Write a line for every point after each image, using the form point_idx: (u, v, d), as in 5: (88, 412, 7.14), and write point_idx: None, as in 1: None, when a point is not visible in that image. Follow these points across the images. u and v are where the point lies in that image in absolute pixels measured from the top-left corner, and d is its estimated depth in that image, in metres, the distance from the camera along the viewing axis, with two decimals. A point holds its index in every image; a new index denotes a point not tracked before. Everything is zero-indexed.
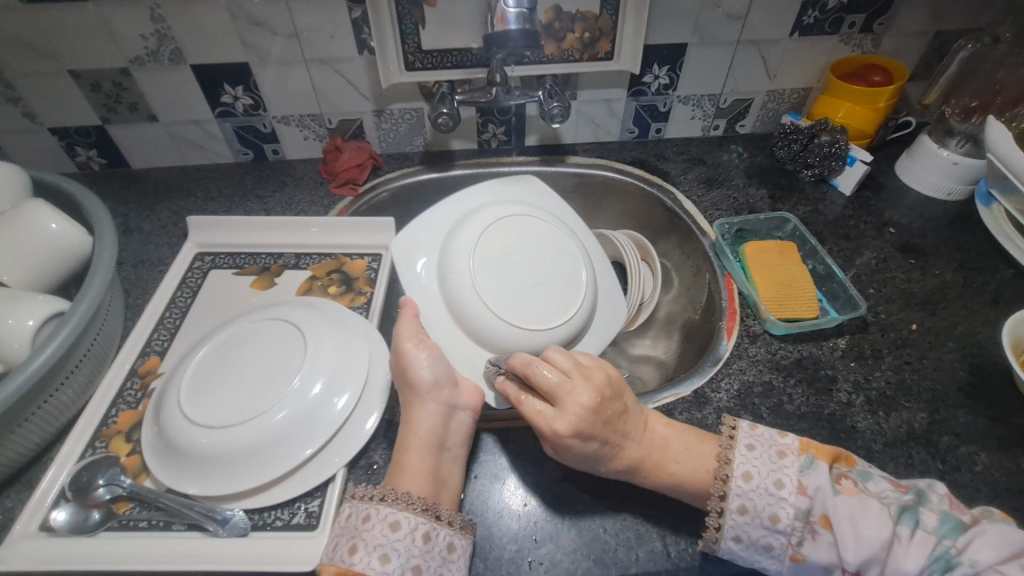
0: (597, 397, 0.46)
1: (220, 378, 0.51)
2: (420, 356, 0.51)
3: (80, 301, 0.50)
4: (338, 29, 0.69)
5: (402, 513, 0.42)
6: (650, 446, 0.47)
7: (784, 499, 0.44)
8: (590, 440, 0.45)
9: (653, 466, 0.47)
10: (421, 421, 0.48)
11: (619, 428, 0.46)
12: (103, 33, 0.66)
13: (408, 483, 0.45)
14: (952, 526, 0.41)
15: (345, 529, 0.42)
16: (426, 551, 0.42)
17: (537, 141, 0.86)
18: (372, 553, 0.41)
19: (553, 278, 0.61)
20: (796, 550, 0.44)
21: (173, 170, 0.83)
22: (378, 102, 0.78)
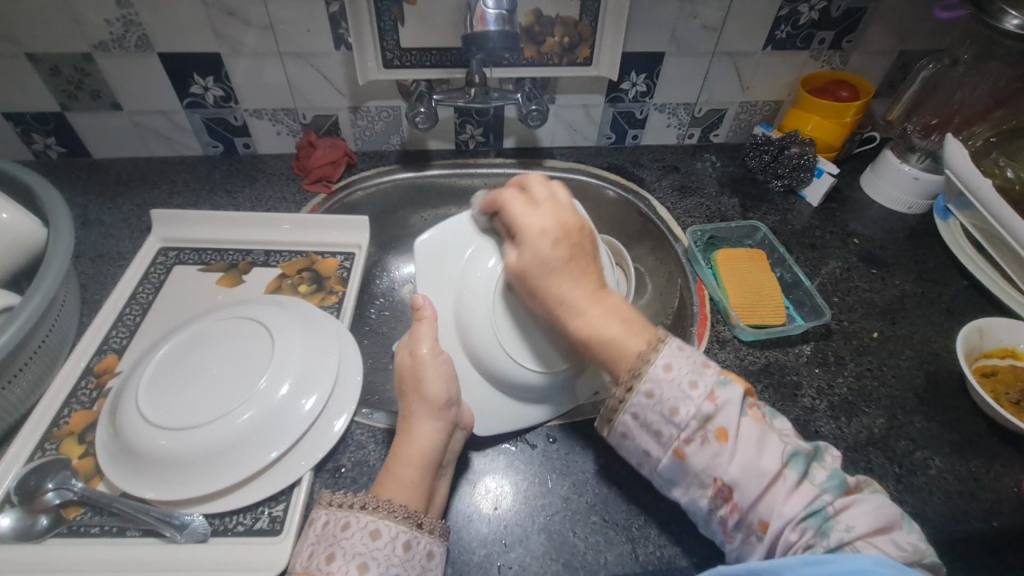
0: (540, 216, 0.52)
1: (182, 377, 0.50)
2: (429, 367, 0.50)
3: (33, 293, 0.48)
4: (313, 24, 0.68)
5: (389, 522, 0.41)
6: (592, 314, 0.48)
7: (692, 398, 0.43)
8: (556, 242, 0.50)
9: (586, 314, 0.48)
10: (425, 434, 0.47)
11: (585, 282, 0.50)
12: (64, 17, 0.64)
13: (398, 492, 0.44)
14: (838, 482, 0.41)
15: (321, 538, 0.41)
16: (406, 559, 0.41)
17: (515, 144, 0.86)
18: (351, 561, 0.39)
19: None
20: (681, 445, 0.43)
21: (137, 161, 0.80)
22: (354, 99, 0.76)
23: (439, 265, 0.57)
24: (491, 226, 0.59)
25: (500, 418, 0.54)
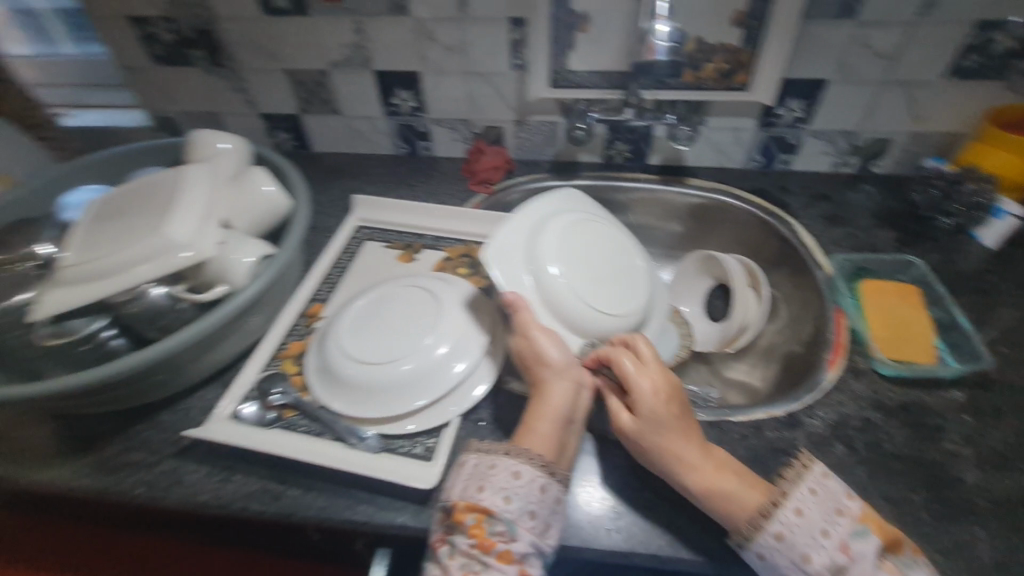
0: (656, 378, 0.53)
1: (373, 324, 0.63)
2: (543, 341, 0.58)
3: (283, 249, 0.64)
4: (498, 48, 0.80)
5: (529, 465, 0.49)
6: (707, 473, 0.49)
7: (825, 547, 0.44)
8: (664, 409, 0.52)
9: (702, 483, 0.49)
10: (560, 395, 0.55)
11: (690, 443, 0.51)
12: (317, 41, 0.83)
13: (536, 443, 0.51)
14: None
15: (472, 475, 0.49)
16: (541, 500, 0.48)
17: (660, 161, 0.91)
18: (497, 494, 0.47)
19: (621, 275, 0.68)
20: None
21: (343, 155, 0.99)
22: (520, 113, 0.87)
23: (507, 267, 0.63)
24: (536, 223, 0.67)
25: None
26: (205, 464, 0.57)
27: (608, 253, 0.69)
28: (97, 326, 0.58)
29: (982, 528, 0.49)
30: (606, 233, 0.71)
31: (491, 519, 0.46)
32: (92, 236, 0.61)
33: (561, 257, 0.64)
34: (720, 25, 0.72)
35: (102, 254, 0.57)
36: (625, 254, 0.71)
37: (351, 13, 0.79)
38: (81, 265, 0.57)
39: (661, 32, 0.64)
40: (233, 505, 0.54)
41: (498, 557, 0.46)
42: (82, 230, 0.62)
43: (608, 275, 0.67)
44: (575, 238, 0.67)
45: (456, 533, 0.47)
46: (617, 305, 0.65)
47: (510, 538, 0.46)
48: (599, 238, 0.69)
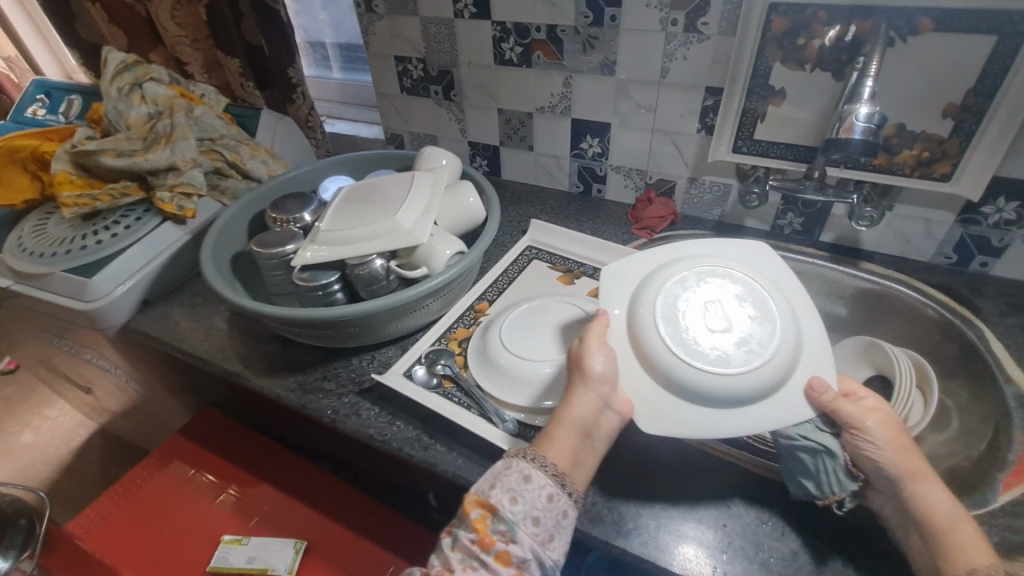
0: (874, 411, 0.54)
1: (530, 327, 0.72)
2: (596, 351, 0.57)
3: (474, 249, 0.76)
4: (688, 112, 0.88)
5: (538, 470, 0.51)
6: (941, 500, 0.49)
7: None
8: (886, 434, 0.53)
9: (925, 515, 0.49)
10: (584, 404, 0.55)
11: (921, 473, 0.51)
12: (531, 89, 0.99)
13: (551, 453, 0.53)
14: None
15: (493, 472, 0.53)
16: (547, 509, 0.50)
17: (832, 239, 0.90)
18: (506, 493, 0.50)
19: (758, 336, 0.57)
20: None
21: (525, 185, 1.14)
22: (695, 172, 0.93)
23: (616, 287, 0.64)
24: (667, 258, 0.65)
25: (667, 420, 0.56)
26: (377, 405, 0.70)
27: (754, 309, 0.59)
28: (331, 281, 0.73)
29: None
30: (764, 289, 0.60)
31: (495, 516, 0.49)
32: (341, 212, 0.77)
33: (661, 292, 0.60)
34: (928, 115, 0.72)
35: (353, 228, 0.73)
36: (782, 318, 0.58)
37: (565, 69, 0.94)
38: (337, 232, 0.73)
39: (863, 113, 0.66)
40: (391, 443, 0.65)
41: (496, 557, 0.48)
42: (336, 206, 0.78)
43: (727, 328, 0.58)
44: (700, 281, 0.61)
45: (461, 525, 0.51)
46: (709, 358, 0.56)
47: (510, 538, 0.48)
48: (747, 291, 0.60)
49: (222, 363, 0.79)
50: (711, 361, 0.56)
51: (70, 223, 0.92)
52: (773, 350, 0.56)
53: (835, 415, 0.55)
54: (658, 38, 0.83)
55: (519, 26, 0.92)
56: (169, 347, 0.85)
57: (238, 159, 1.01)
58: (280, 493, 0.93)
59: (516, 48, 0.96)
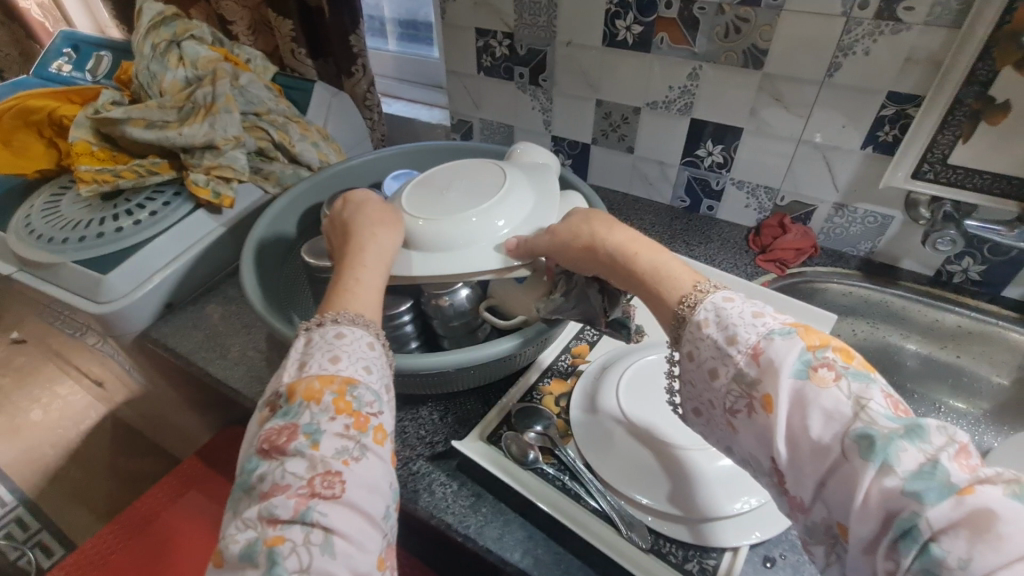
0: (609, 233, 0.50)
1: (651, 394, 0.57)
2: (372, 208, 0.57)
3: None
4: (856, 122, 0.69)
5: (354, 327, 0.44)
6: (642, 253, 0.48)
7: (733, 357, 0.39)
8: (607, 225, 0.51)
9: (645, 277, 0.47)
10: (388, 242, 0.53)
11: (633, 238, 0.49)
12: (643, 79, 0.81)
13: (364, 304, 0.47)
14: (935, 480, 0.30)
15: (314, 349, 0.43)
16: (388, 369, 0.46)
17: (1021, 296, 0.72)
18: (356, 364, 0.42)
19: (460, 196, 0.59)
20: (732, 418, 0.40)
21: (615, 193, 0.96)
22: (847, 197, 0.75)
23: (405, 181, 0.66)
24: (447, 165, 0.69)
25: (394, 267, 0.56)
26: (456, 481, 0.54)
27: (456, 170, 0.63)
28: (400, 311, 0.58)
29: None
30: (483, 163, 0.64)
31: (355, 391, 0.41)
32: (416, 200, 0.59)
33: (425, 177, 0.63)
34: None
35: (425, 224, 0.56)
36: (477, 174, 0.62)
37: (695, 56, 0.75)
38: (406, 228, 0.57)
39: None
40: (478, 541, 0.50)
41: (376, 435, 0.40)
42: (409, 189, 0.61)
43: (443, 189, 0.60)
44: (490, 186, 0.59)
45: (306, 410, 0.39)
46: (429, 213, 0.57)
47: (380, 408, 0.41)
48: (472, 165, 0.63)
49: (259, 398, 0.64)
50: (468, 257, 0.55)
51: (88, 203, 0.77)
52: (481, 201, 0.58)
53: (568, 237, 0.52)
54: (835, 26, 0.64)
55: None
56: (197, 367, 0.70)
57: (286, 139, 0.85)
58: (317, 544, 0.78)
59: (633, 26, 0.77)
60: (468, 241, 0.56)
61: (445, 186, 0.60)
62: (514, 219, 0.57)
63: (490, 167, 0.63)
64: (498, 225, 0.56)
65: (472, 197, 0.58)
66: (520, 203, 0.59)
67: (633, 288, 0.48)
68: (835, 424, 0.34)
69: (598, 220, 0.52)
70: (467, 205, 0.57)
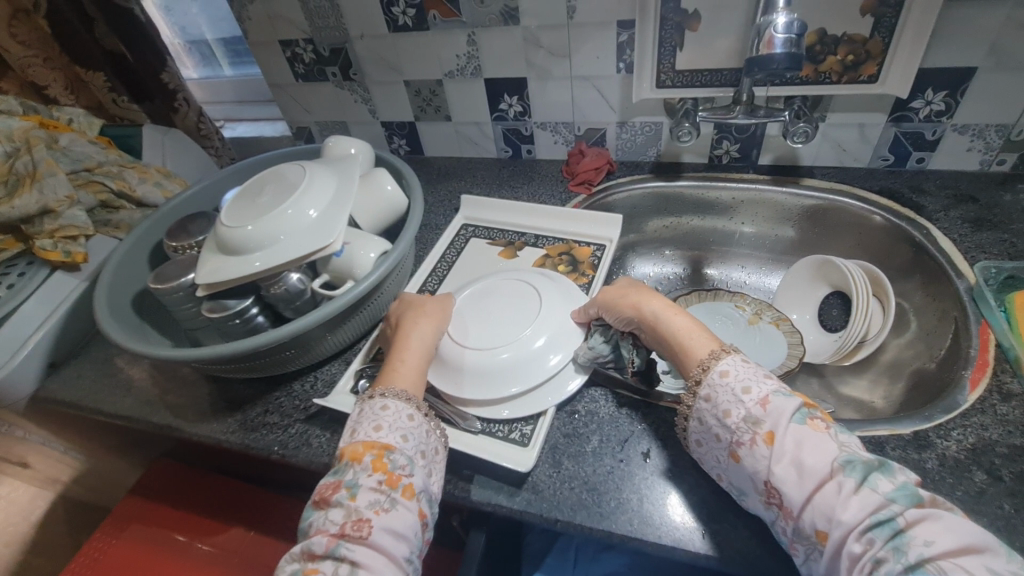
0: (637, 300, 0.61)
1: (476, 312, 0.67)
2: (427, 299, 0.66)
3: (404, 236, 0.70)
4: (604, 52, 0.81)
5: (396, 401, 0.53)
6: (688, 323, 0.57)
7: (745, 402, 0.48)
8: (674, 308, 0.58)
9: (679, 340, 0.56)
10: (427, 332, 0.62)
11: (670, 305, 0.59)
12: (434, 54, 0.91)
13: (403, 381, 0.56)
14: (908, 495, 0.40)
15: (364, 417, 0.53)
16: (428, 440, 0.53)
17: (771, 161, 0.87)
18: (395, 432, 0.51)
19: (274, 194, 0.68)
20: (737, 449, 0.48)
21: (450, 159, 1.06)
22: (623, 115, 0.88)
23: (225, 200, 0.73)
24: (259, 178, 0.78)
25: (237, 269, 0.64)
26: (328, 430, 0.64)
27: (264, 177, 0.72)
28: (247, 304, 0.67)
29: None
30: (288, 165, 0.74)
31: (391, 453, 0.49)
32: (236, 210, 0.68)
33: (239, 191, 0.71)
34: (848, 14, 0.68)
35: (243, 225, 0.65)
36: (283, 174, 0.71)
37: (466, 25, 0.85)
38: (229, 233, 0.65)
39: (780, 23, 0.61)
40: None
41: (403, 492, 0.48)
42: (228, 205, 0.69)
43: (257, 194, 0.69)
44: (293, 182, 0.69)
45: (349, 469, 0.48)
46: (251, 216, 0.65)
47: (411, 471, 0.49)
48: (277, 169, 0.72)
49: (151, 418, 0.72)
50: (296, 241, 0.65)
51: None
52: (292, 193, 0.67)
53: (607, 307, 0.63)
54: None
55: None
56: (92, 410, 0.76)
57: (125, 186, 0.90)
58: (263, 537, 0.87)
59: (408, 10, 0.87)
60: (290, 228, 0.65)
61: (259, 192, 0.69)
62: (323, 204, 0.68)
63: (294, 166, 0.72)
64: (314, 209, 0.67)
65: (283, 192, 0.67)
66: (327, 187, 0.69)
67: (662, 342, 0.57)
68: (823, 454, 0.44)
69: (640, 292, 0.62)
70: (280, 202, 0.66)
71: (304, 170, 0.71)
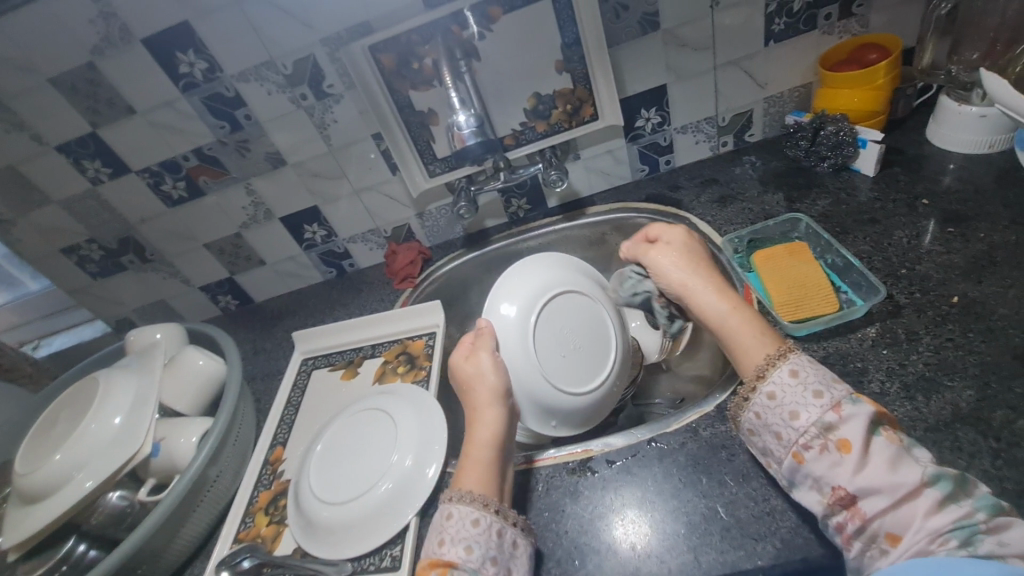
0: (694, 292, 0.62)
1: (341, 459, 0.67)
2: (484, 362, 0.63)
3: (223, 409, 0.70)
4: (374, 162, 0.88)
5: (462, 507, 0.53)
6: (738, 321, 0.58)
7: (814, 405, 0.49)
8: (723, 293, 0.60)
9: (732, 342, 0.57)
10: (489, 417, 0.60)
11: (727, 297, 0.60)
12: (220, 212, 0.92)
13: (471, 483, 0.55)
14: (988, 504, 0.42)
15: (437, 527, 0.53)
16: (498, 543, 0.51)
17: (559, 202, 0.96)
18: (459, 545, 0.51)
19: (72, 418, 0.64)
20: (800, 450, 0.48)
21: (282, 297, 1.06)
22: (417, 207, 0.94)
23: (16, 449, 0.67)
24: None
25: (53, 511, 0.58)
26: None
27: (56, 407, 0.67)
28: (71, 544, 0.62)
29: None
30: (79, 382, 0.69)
31: (455, 570, 0.49)
32: (32, 454, 0.62)
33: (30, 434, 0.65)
34: (550, 76, 0.79)
35: (44, 465, 0.60)
36: (77, 394, 0.67)
37: (239, 179, 0.88)
38: (29, 481, 0.60)
39: (462, 121, 0.70)
40: None
41: None
42: (21, 454, 0.63)
43: (52, 427, 0.64)
44: (88, 396, 0.65)
45: None
46: (53, 452, 0.61)
47: None
48: (68, 392, 0.68)
49: None
50: (113, 452, 0.61)
51: None
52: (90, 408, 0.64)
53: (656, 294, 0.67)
54: (299, 116, 0.82)
55: (165, 163, 0.85)
56: None
57: None
58: None
59: (177, 184, 0.88)
60: (101, 443, 0.62)
61: (54, 424, 0.65)
62: (129, 405, 0.65)
63: (85, 379, 0.69)
64: (122, 413, 0.64)
65: (80, 412, 0.64)
66: (129, 387, 0.67)
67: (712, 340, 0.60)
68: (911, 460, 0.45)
69: (693, 271, 0.64)
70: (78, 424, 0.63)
71: (98, 378, 0.68)
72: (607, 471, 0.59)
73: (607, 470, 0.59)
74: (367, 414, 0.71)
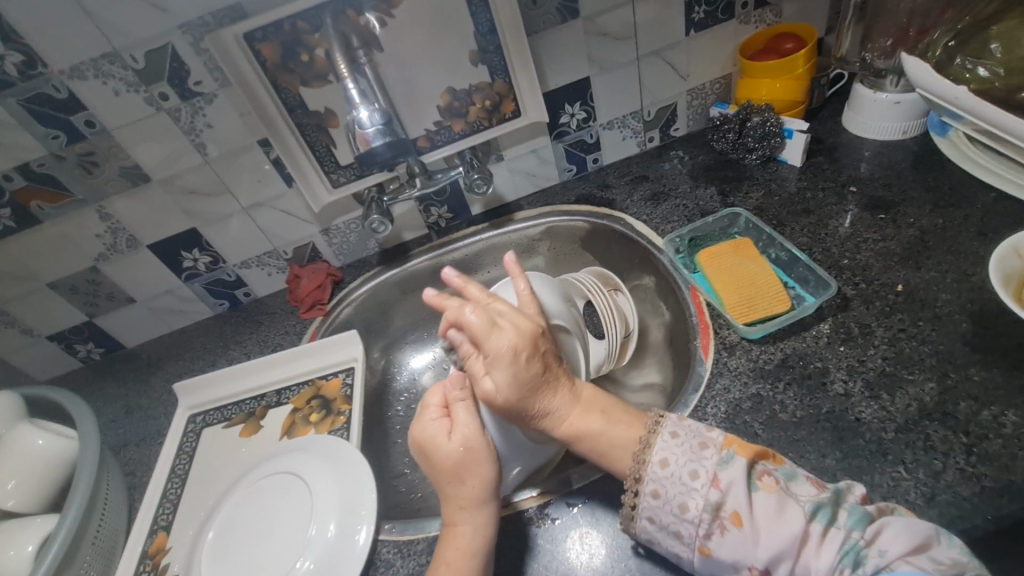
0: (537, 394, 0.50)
1: (250, 538, 0.55)
2: (462, 419, 0.51)
3: (72, 501, 0.54)
4: (262, 174, 0.74)
5: None
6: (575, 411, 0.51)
7: (697, 489, 0.44)
8: (529, 359, 0.50)
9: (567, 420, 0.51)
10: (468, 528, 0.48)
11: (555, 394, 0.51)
12: (64, 243, 0.74)
13: None
14: (858, 515, 0.41)
15: None
16: None
17: (483, 209, 0.88)
18: None
19: None
20: (704, 542, 0.43)
21: (161, 339, 0.88)
22: (321, 223, 0.81)
23: None
24: None
25: None
26: None
27: None
28: None
29: (898, 465, 0.47)
30: None
31: None
32: None
33: None
34: (464, 68, 0.71)
35: None
36: None
37: (87, 201, 0.71)
38: None
39: (365, 118, 0.60)
40: None
41: None
42: None
43: None
44: None
45: None
46: None
47: None
48: None
49: None
50: None
51: None
52: None
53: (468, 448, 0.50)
54: (160, 120, 0.67)
55: None
56: None
57: None
58: None
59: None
60: None
61: None
62: None
63: None
64: None
65: None
66: None
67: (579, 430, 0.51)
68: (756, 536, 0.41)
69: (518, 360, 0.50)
70: None
71: None
72: (575, 518, 0.52)
73: (577, 514, 0.52)
74: (276, 480, 0.59)
